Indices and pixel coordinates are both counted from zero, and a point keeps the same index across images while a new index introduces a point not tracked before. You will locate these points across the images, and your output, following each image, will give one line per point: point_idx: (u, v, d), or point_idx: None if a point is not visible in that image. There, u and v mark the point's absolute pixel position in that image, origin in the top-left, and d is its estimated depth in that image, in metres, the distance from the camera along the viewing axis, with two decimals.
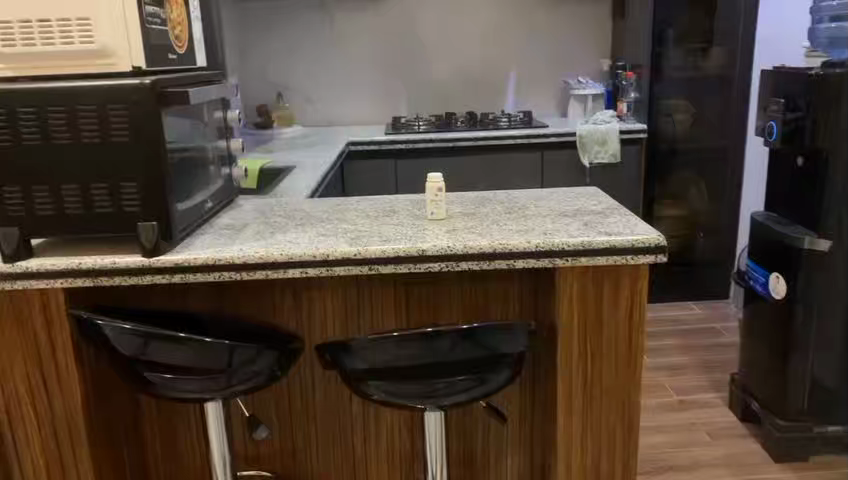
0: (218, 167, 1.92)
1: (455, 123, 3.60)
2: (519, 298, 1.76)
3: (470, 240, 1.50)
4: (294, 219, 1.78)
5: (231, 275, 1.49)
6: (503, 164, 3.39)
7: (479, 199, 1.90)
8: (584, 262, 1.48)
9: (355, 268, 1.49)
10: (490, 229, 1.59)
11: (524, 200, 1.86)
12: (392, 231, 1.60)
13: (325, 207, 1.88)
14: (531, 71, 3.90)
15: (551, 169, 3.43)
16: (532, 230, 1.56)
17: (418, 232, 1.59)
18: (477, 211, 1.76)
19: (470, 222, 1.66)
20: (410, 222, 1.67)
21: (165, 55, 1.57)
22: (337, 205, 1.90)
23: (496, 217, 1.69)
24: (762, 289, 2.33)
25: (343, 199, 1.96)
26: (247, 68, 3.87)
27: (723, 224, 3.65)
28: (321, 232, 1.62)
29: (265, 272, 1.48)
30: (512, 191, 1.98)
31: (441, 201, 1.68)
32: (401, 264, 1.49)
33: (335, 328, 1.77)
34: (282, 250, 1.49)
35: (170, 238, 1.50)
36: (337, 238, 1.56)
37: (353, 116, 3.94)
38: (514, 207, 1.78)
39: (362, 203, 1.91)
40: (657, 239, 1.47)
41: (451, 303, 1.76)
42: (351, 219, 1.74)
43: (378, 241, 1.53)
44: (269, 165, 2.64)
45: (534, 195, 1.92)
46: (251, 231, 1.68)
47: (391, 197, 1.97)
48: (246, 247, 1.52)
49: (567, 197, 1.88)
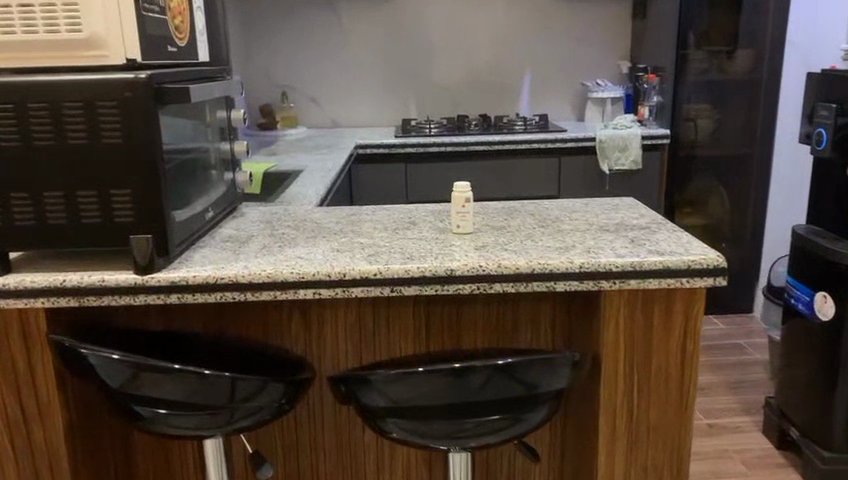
0: (220, 172, 1.75)
1: (469, 126, 3.42)
2: (551, 319, 1.59)
3: (504, 259, 1.33)
4: (304, 231, 1.61)
5: (234, 296, 1.32)
6: (518, 170, 3.22)
7: (507, 209, 1.73)
8: (634, 286, 1.31)
9: (375, 289, 1.32)
10: (524, 244, 1.42)
11: (556, 212, 1.69)
12: (415, 247, 1.44)
13: (337, 218, 1.71)
14: (548, 73, 3.74)
15: (569, 177, 3.26)
16: (573, 247, 1.40)
17: (444, 248, 1.42)
18: (507, 224, 1.59)
19: (501, 237, 1.49)
20: (434, 236, 1.51)
21: (163, 47, 1.40)
22: (350, 215, 1.73)
23: (529, 231, 1.52)
24: (805, 308, 2.16)
25: (356, 209, 1.79)
26: (250, 67, 3.69)
27: (747, 236, 3.48)
28: (336, 247, 1.45)
29: (274, 293, 1.32)
30: (541, 201, 1.81)
31: (468, 213, 1.51)
32: (427, 285, 1.32)
33: (348, 351, 1.60)
34: (293, 268, 1.33)
35: (167, 253, 1.33)
36: (353, 255, 1.40)
37: (360, 118, 3.76)
38: (546, 220, 1.61)
39: (377, 213, 1.75)
40: (715, 260, 1.31)
41: (475, 324, 1.59)
42: (367, 232, 1.57)
43: (400, 259, 1.36)
44: (273, 169, 2.47)
45: (566, 205, 1.76)
46: (257, 245, 1.51)
47: (410, 206, 1.80)
48: (252, 264, 1.35)
49: (603, 208, 1.71)
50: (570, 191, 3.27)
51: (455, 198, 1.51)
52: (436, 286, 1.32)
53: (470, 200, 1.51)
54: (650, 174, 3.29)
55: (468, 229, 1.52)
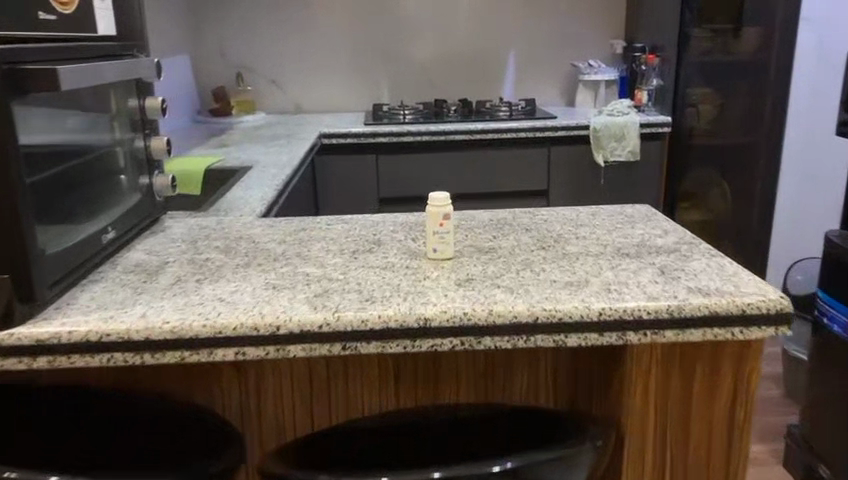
0: (133, 177, 1.38)
1: (447, 114, 3.06)
2: (553, 369, 1.24)
3: (495, 301, 0.99)
4: (236, 254, 1.25)
5: (126, 357, 0.96)
6: (505, 162, 2.86)
7: (497, 223, 1.38)
8: (669, 339, 0.98)
9: (321, 347, 0.96)
10: (521, 278, 1.08)
11: (558, 227, 1.35)
12: (377, 281, 1.08)
13: (282, 235, 1.35)
14: (535, 53, 3.38)
15: (560, 170, 2.91)
16: (585, 283, 1.06)
17: (415, 284, 1.07)
18: (498, 245, 1.24)
19: (492, 265, 1.14)
20: (403, 264, 1.15)
21: (32, 13, 1.02)
22: (298, 231, 1.37)
23: (527, 256, 1.18)
24: (841, 329, 1.85)
25: (307, 222, 1.44)
26: (202, 46, 3.29)
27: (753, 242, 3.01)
28: (271, 281, 1.10)
29: (182, 354, 0.96)
30: (537, 211, 1.47)
31: (447, 234, 1.16)
32: (392, 340, 0.97)
33: (295, 410, 1.25)
34: (207, 317, 0.97)
35: (32, 300, 0.97)
36: (293, 295, 1.04)
37: (327, 103, 3.38)
38: (547, 240, 1.27)
39: (334, 228, 1.39)
40: (776, 302, 0.97)
41: (458, 376, 1.24)
42: (316, 257, 1.21)
43: (355, 301, 1.01)
44: (216, 165, 2.09)
45: (568, 217, 1.42)
46: (169, 277, 1.14)
47: (375, 218, 1.45)
48: (154, 312, 0.99)
49: (616, 223, 1.37)
50: (562, 186, 2.92)
51: (430, 215, 1.16)
52: (405, 342, 0.97)
53: (449, 217, 1.17)
54: (649, 167, 2.96)
55: (447, 254, 1.17)
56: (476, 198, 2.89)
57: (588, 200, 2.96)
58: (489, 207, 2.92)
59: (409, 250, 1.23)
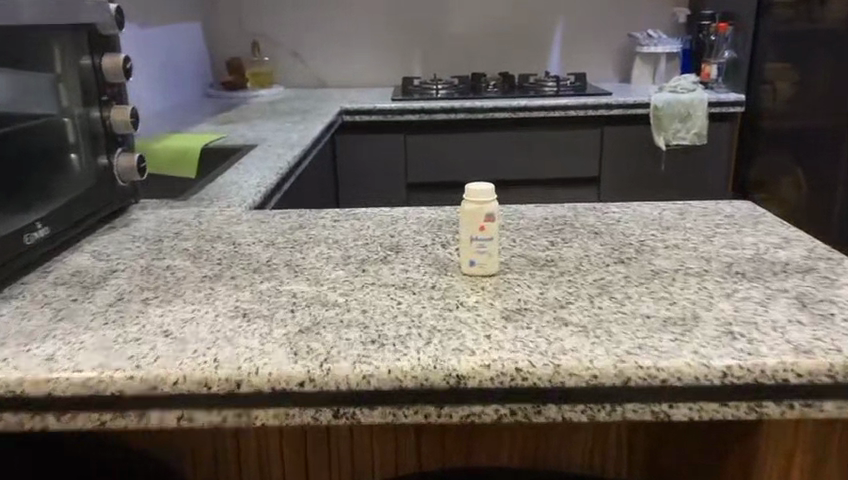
0: (89, 157, 1.07)
1: (486, 89, 2.70)
2: (628, 430, 0.91)
3: (562, 350, 0.66)
4: (208, 260, 0.94)
5: (24, 417, 0.66)
6: (552, 144, 2.49)
7: (555, 225, 1.05)
8: (827, 414, 0.66)
9: (306, 412, 0.66)
10: (597, 311, 0.75)
11: (638, 232, 1.01)
12: (389, 307, 0.77)
13: (273, 235, 1.04)
14: (586, 22, 3.00)
15: (614, 153, 2.53)
16: (694, 321, 0.72)
17: (442, 314, 0.75)
18: (559, 257, 0.91)
19: (553, 288, 0.81)
20: (427, 283, 0.84)
21: None
22: (294, 230, 1.06)
23: (602, 275, 0.85)
24: None
25: (308, 218, 1.12)
26: (216, 12, 2.99)
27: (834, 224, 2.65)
28: (243, 305, 0.79)
29: (101, 418, 0.67)
30: (605, 209, 1.13)
31: (489, 242, 0.84)
32: (408, 404, 0.66)
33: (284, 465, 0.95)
34: (137, 362, 0.66)
35: None
36: (271, 328, 0.73)
37: (354, 77, 3.06)
38: (626, 251, 0.93)
39: (341, 226, 1.07)
40: None
41: (499, 430, 0.92)
42: (313, 269, 0.90)
43: (356, 343, 0.69)
44: (217, 143, 1.79)
45: (649, 219, 1.08)
46: (110, 292, 0.84)
47: (396, 214, 1.13)
48: (67, 353, 0.69)
49: (716, 228, 1.03)
50: (617, 172, 2.55)
51: (464, 218, 0.82)
52: (424, 409, 0.66)
53: (495, 218, 0.82)
54: (716, 151, 2.57)
55: (492, 270, 0.85)
56: (518, 184, 2.54)
57: (644, 189, 2.58)
58: (532, 196, 2.56)
59: (437, 261, 0.90)
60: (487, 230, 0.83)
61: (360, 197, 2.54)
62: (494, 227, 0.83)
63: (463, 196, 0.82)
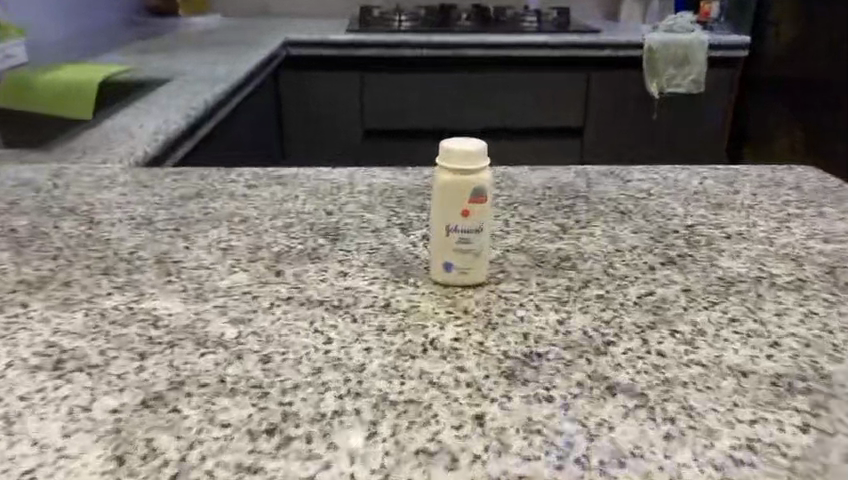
0: None
1: (457, 23, 2.35)
2: None
3: (614, 455, 0.37)
4: (39, 251, 0.61)
5: None
6: (532, 88, 2.10)
7: (561, 202, 0.74)
8: None
9: None
10: (656, 361, 0.45)
11: (681, 213, 0.71)
12: (311, 348, 0.46)
13: (152, 210, 0.70)
14: None
15: (602, 102, 2.13)
16: (822, 384, 0.43)
17: (401, 367, 0.44)
18: (577, 256, 0.60)
19: (578, 311, 0.51)
20: (377, 297, 0.53)
21: None
22: (187, 200, 0.73)
23: (649, 289, 0.55)
24: None
25: (211, 183, 0.79)
26: None
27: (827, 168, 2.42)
28: (62, 342, 0.47)
29: None
30: (628, 177, 0.82)
31: (476, 236, 0.53)
32: None
33: None
34: None
35: None
36: (99, 397, 0.41)
37: (305, 6, 2.66)
38: (674, 243, 0.63)
39: (256, 198, 0.74)
40: None
41: None
42: (198, 270, 0.57)
43: (242, 436, 0.38)
44: (121, 76, 1.42)
45: (691, 191, 0.78)
46: None
47: (339, 181, 0.80)
48: None
49: (788, 207, 0.73)
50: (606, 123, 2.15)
51: (438, 194, 0.52)
52: None
53: (485, 199, 0.52)
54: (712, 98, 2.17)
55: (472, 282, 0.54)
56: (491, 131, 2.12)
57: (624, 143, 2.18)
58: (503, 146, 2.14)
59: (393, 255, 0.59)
60: (471, 217, 0.52)
61: (306, 147, 2.11)
62: (484, 214, 0.52)
63: (439, 159, 0.52)
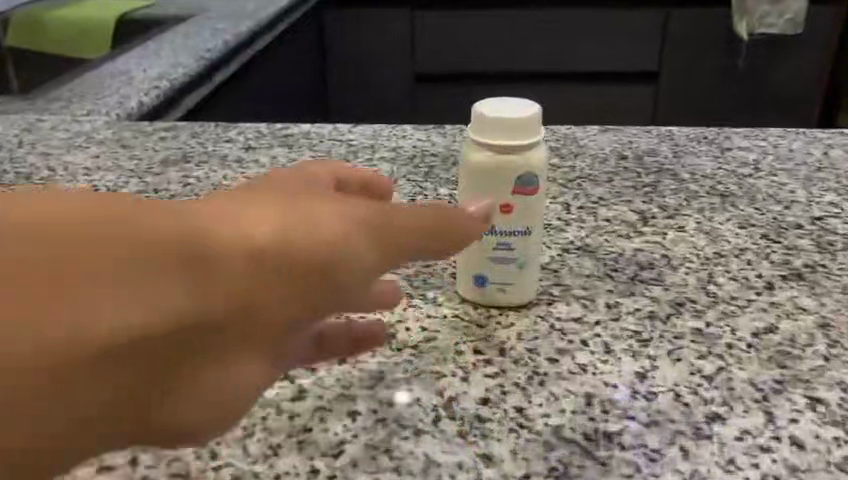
0: None
1: None
2: None
3: None
4: None
5: None
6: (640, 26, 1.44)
7: (639, 179, 0.57)
8: None
9: None
10: (791, 459, 0.29)
11: (803, 199, 0.53)
12: (272, 408, 0.32)
13: (122, 180, 0.57)
14: None
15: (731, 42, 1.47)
16: None
17: (402, 452, 0.30)
18: (665, 264, 0.44)
19: (668, 359, 0.35)
20: (381, 318, 0.38)
21: None
22: (168, 167, 0.59)
23: (768, 321, 0.38)
24: None
25: (202, 144, 0.65)
26: None
27: None
28: None
29: None
30: (724, 146, 0.64)
31: (522, 245, 0.38)
32: None
33: None
34: None
35: None
36: None
37: None
38: (797, 245, 0.46)
39: (248, 167, 0.59)
40: None
41: None
42: None
43: None
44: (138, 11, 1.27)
45: (811, 166, 0.60)
46: None
47: (360, 143, 0.65)
48: None
49: None
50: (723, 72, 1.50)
51: (470, 179, 0.37)
52: None
53: (536, 190, 0.37)
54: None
55: (506, 305, 0.39)
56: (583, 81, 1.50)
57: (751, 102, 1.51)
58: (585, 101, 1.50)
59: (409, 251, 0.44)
60: (513, 214, 0.37)
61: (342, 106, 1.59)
62: (532, 210, 0.37)
63: (471, 127, 0.36)
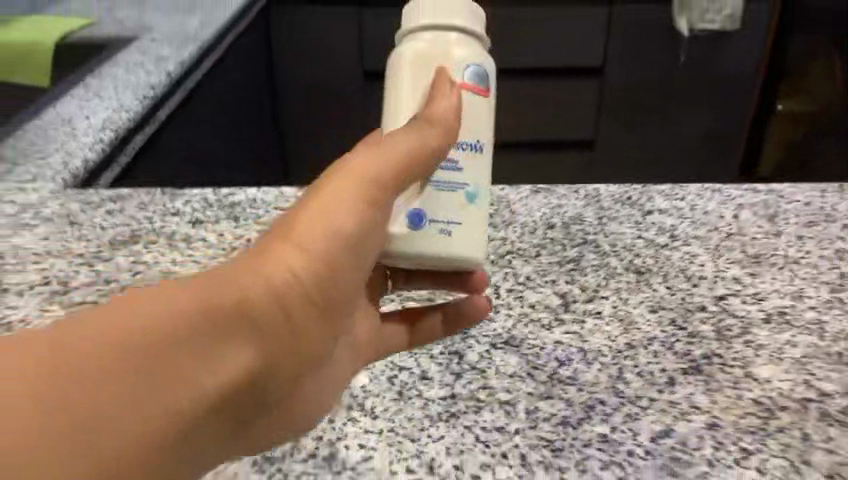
0: None
1: None
2: None
3: None
4: None
5: None
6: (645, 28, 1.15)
7: (564, 253, 0.61)
8: None
9: None
10: None
11: (710, 272, 0.59)
12: None
13: (74, 270, 0.59)
14: None
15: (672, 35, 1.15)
16: None
17: None
18: (581, 360, 0.49)
19: (574, 471, 0.41)
20: (323, 435, 0.43)
21: None
22: (118, 250, 0.62)
23: (668, 422, 0.44)
24: None
25: (150, 218, 0.67)
26: None
27: None
28: None
29: None
30: (646, 208, 0.69)
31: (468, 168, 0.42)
32: None
33: None
34: None
35: None
36: None
37: None
38: (699, 332, 0.52)
39: (193, 248, 0.62)
40: None
41: None
42: None
43: None
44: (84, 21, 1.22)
45: (723, 232, 0.65)
46: None
47: None
48: None
49: (839, 262, 0.60)
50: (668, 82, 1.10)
51: (420, 72, 0.41)
52: None
53: (483, 87, 0.42)
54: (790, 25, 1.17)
55: (467, 253, 0.42)
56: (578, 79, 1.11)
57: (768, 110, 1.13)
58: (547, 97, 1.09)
59: (391, 329, 0.44)
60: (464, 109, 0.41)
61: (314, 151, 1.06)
62: (481, 110, 0.42)
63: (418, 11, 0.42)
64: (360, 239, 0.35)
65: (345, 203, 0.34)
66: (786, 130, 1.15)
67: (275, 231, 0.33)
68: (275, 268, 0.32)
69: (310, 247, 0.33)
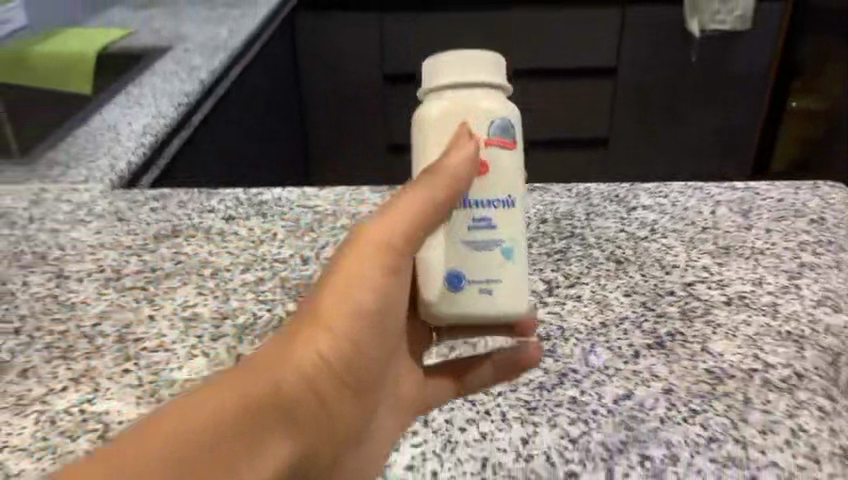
0: None
1: None
2: None
3: None
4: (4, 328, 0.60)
5: None
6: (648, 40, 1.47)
7: (553, 245, 0.69)
8: None
9: None
10: None
11: (681, 261, 0.66)
12: None
13: (123, 260, 0.68)
14: None
15: (686, 34, 1.47)
16: None
17: None
18: (559, 336, 0.56)
19: (546, 426, 0.48)
20: None
21: None
22: (161, 242, 0.71)
23: (629, 387, 0.51)
24: None
25: (189, 214, 0.76)
26: None
27: None
28: (8, 462, 0.48)
29: None
30: (631, 204, 0.76)
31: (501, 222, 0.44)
32: None
33: None
34: None
35: None
36: None
37: None
38: (666, 313, 0.59)
39: (227, 240, 0.71)
40: None
41: None
42: (157, 353, 0.56)
43: None
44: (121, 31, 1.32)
45: (699, 225, 0.72)
46: None
47: (324, 210, 0.76)
48: None
49: (801, 253, 0.67)
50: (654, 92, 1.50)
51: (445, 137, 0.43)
52: None
53: (507, 140, 0.44)
54: (799, 25, 1.48)
55: (513, 307, 0.45)
56: (596, 79, 1.48)
57: (781, 108, 1.54)
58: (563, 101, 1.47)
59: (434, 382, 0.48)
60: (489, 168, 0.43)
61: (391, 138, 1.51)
62: (507, 165, 0.44)
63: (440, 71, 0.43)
64: (377, 312, 0.40)
65: (361, 285, 0.39)
66: (804, 126, 1.58)
67: (301, 319, 0.38)
68: (306, 352, 0.37)
69: (334, 328, 0.38)
